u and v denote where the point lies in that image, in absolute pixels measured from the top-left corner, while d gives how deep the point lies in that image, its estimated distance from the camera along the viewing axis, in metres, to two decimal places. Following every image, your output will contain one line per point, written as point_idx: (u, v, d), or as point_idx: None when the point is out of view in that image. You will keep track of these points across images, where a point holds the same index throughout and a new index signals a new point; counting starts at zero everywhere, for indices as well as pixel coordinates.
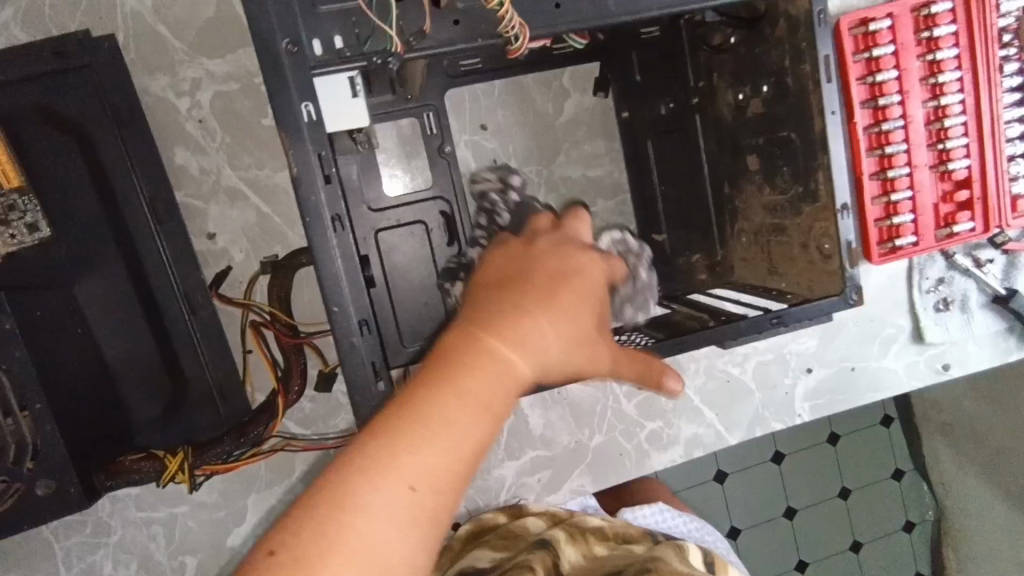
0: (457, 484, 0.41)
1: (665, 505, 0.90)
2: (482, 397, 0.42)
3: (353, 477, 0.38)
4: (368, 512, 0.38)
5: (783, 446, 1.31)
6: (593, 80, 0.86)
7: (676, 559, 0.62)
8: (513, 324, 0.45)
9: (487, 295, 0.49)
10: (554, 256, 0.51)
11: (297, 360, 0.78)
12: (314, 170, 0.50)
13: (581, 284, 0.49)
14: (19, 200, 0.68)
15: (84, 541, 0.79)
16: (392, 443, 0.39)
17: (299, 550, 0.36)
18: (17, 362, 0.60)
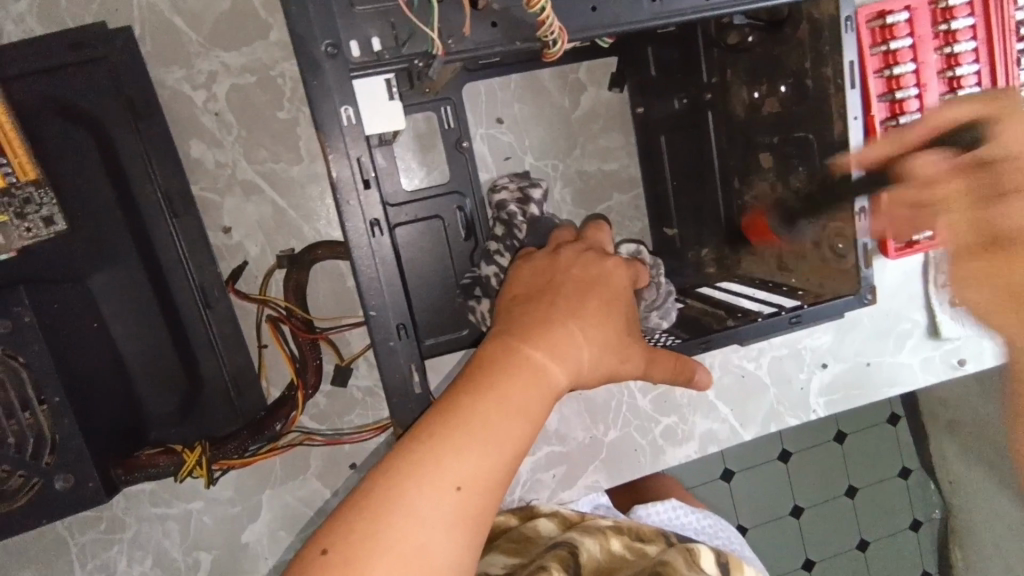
0: (495, 484, 0.46)
1: (677, 502, 0.87)
2: (517, 404, 0.48)
3: (400, 480, 0.44)
4: (415, 515, 0.43)
5: (791, 444, 1.30)
6: (609, 75, 0.85)
7: (688, 563, 0.61)
8: (541, 340, 0.51)
9: (516, 310, 0.54)
10: (576, 270, 0.57)
11: (312, 354, 0.77)
12: (354, 175, 0.52)
13: (603, 296, 0.55)
14: (35, 194, 0.66)
15: (98, 537, 0.79)
16: (434, 449, 0.45)
17: (350, 551, 0.41)
18: (36, 356, 0.60)
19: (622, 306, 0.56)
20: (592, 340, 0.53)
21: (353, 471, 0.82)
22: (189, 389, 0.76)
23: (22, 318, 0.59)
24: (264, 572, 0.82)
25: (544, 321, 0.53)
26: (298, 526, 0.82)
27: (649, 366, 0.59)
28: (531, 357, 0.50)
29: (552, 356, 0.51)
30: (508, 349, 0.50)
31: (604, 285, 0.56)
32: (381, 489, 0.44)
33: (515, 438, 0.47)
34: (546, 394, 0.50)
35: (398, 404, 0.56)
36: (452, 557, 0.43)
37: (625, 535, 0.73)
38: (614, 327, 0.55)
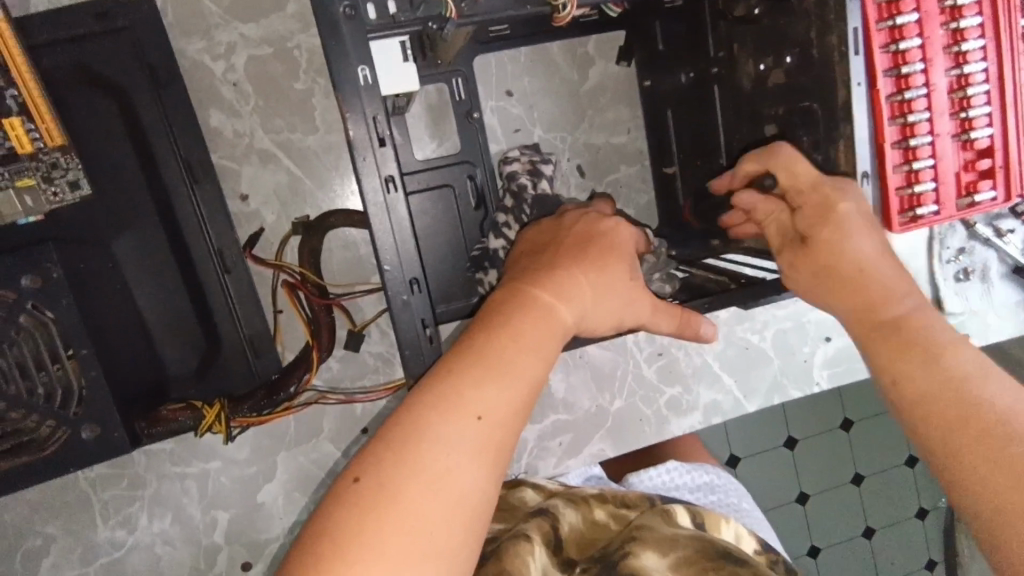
0: (514, 413, 0.50)
1: (673, 463, 0.88)
2: (532, 337, 0.53)
3: (427, 413, 0.48)
4: (442, 440, 0.47)
5: (796, 429, 1.31)
6: (617, 48, 0.88)
7: (661, 525, 0.66)
8: (548, 283, 0.56)
9: (522, 266, 0.60)
10: (577, 226, 0.63)
11: (327, 318, 0.79)
12: (370, 133, 0.54)
13: (605, 244, 0.60)
14: (61, 158, 0.68)
15: (120, 494, 0.81)
16: (457, 383, 0.49)
17: (383, 477, 0.45)
18: (64, 309, 0.63)
19: (622, 251, 0.61)
20: (596, 283, 0.58)
21: (363, 434, 0.85)
22: (207, 350, 0.79)
23: (51, 274, 0.62)
24: (279, 531, 0.85)
25: (551, 267, 0.58)
26: (311, 487, 0.85)
27: (655, 313, 0.62)
28: (539, 299, 0.55)
29: (559, 299, 0.56)
30: (522, 294, 0.56)
31: (604, 237, 0.61)
32: (408, 421, 0.48)
33: (530, 371, 0.52)
34: (555, 328, 0.54)
35: (410, 358, 0.58)
36: (477, 478, 0.47)
37: (609, 504, 0.76)
38: (617, 271, 0.59)
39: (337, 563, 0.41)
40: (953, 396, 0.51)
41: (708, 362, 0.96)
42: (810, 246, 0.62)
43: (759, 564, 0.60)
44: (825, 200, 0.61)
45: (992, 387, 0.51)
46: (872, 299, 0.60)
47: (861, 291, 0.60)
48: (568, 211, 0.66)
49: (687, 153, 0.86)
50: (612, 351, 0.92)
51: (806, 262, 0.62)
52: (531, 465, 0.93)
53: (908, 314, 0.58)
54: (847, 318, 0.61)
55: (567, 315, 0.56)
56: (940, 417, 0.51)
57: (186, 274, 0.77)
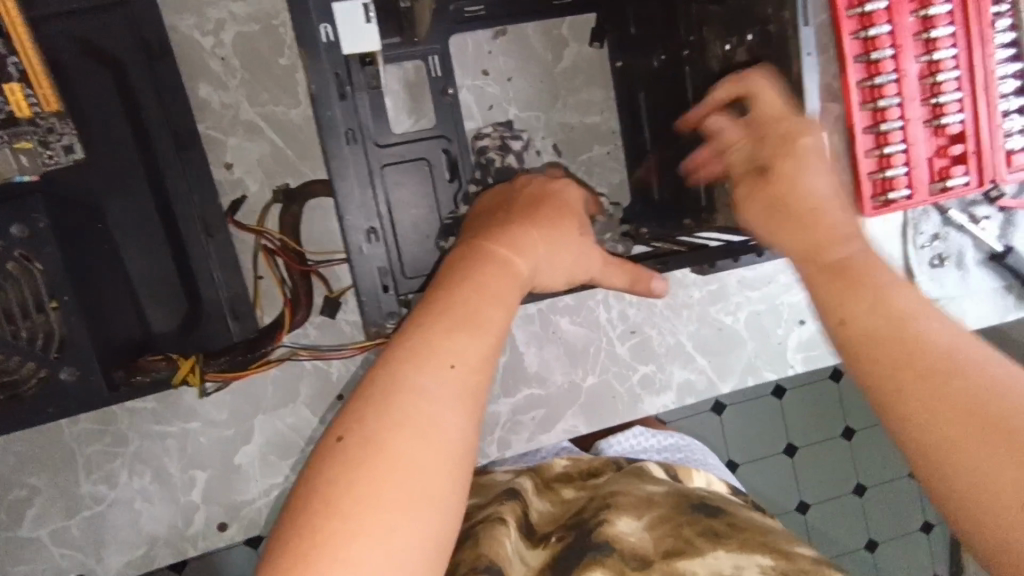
0: (485, 362, 0.52)
1: (638, 429, 0.94)
2: (497, 290, 0.55)
3: (401, 367, 0.49)
4: (421, 391, 0.48)
5: (796, 437, 1.30)
6: (590, 30, 0.90)
7: (633, 486, 0.69)
8: (502, 240, 0.59)
9: (477, 227, 0.63)
10: (527, 189, 0.66)
11: (304, 285, 0.82)
12: (331, 87, 0.57)
13: (557, 203, 0.64)
14: (57, 123, 0.73)
15: (103, 450, 0.84)
16: (426, 337, 0.50)
17: (366, 431, 0.45)
18: (50, 258, 0.66)
19: (570, 210, 0.65)
20: (548, 238, 0.61)
21: (337, 400, 0.88)
22: (190, 310, 0.83)
23: (38, 224, 0.66)
24: (256, 493, 0.88)
25: (504, 226, 0.60)
26: (287, 451, 0.88)
27: (606, 268, 0.65)
28: (496, 254, 0.58)
29: (515, 252, 0.58)
30: (482, 252, 0.58)
31: (554, 198, 0.65)
32: (384, 380, 0.48)
33: (496, 321, 0.54)
34: (513, 281, 0.57)
35: (368, 306, 0.61)
36: (460, 425, 0.48)
37: (576, 480, 0.81)
38: (567, 232, 0.63)
39: (331, 518, 0.42)
40: (896, 330, 0.49)
41: (682, 342, 0.97)
42: (769, 176, 0.68)
43: (730, 514, 0.62)
44: (790, 130, 0.67)
45: (903, 302, 0.51)
46: (818, 243, 0.62)
47: (811, 226, 0.64)
48: (519, 177, 0.69)
49: (657, 132, 0.88)
50: (586, 327, 0.95)
51: (753, 190, 0.69)
52: (504, 439, 0.94)
53: (849, 258, 0.59)
54: (794, 256, 0.64)
55: (523, 267, 0.58)
56: (878, 349, 0.49)
57: (170, 236, 0.81)
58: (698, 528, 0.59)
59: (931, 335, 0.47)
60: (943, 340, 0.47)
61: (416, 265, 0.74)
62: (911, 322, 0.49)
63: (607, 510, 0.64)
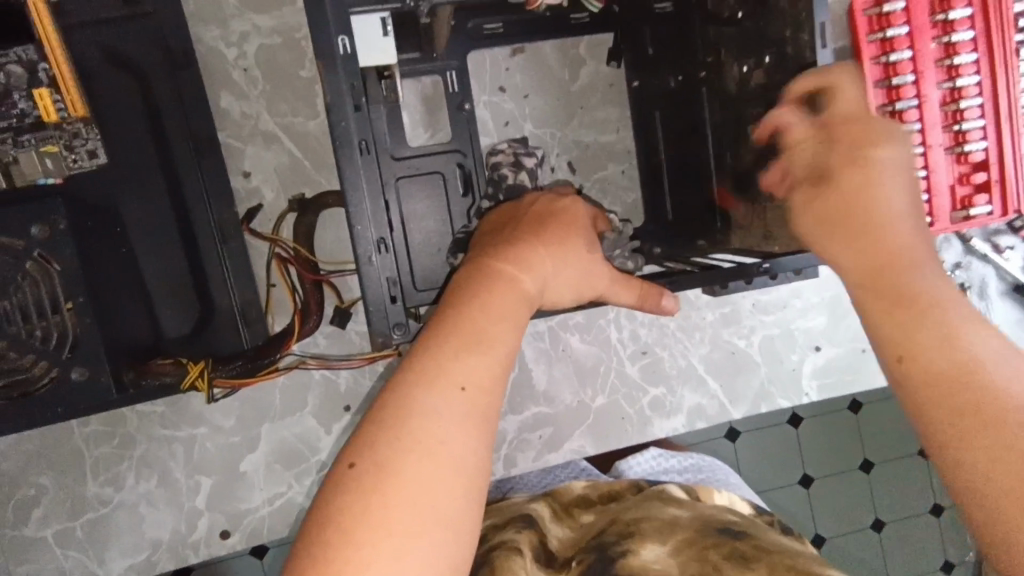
0: (494, 380, 0.51)
1: (656, 451, 0.94)
2: (506, 307, 0.55)
3: (410, 389, 0.48)
4: (431, 413, 0.47)
5: (813, 469, 1.27)
6: (606, 50, 0.91)
7: (659, 510, 0.68)
8: (509, 256, 0.58)
9: (485, 244, 0.63)
10: (532, 207, 0.66)
11: (316, 294, 0.83)
12: (345, 99, 0.57)
13: (564, 219, 0.65)
14: (82, 129, 0.75)
15: (110, 452, 0.85)
16: (435, 358, 0.50)
17: (376, 456, 0.45)
18: (67, 259, 0.67)
19: (579, 227, 0.65)
20: (555, 252, 0.61)
21: (346, 413, 0.88)
22: (201, 315, 0.84)
23: (57, 225, 0.67)
24: (259, 501, 0.88)
25: (511, 242, 0.61)
26: (292, 460, 0.88)
27: (614, 285, 0.65)
28: (502, 271, 0.57)
29: (521, 269, 0.58)
30: (489, 270, 0.57)
31: (560, 215, 0.66)
32: (394, 403, 0.48)
33: (506, 338, 0.53)
34: (521, 297, 0.57)
35: (374, 317, 0.61)
36: (472, 445, 0.48)
37: (597, 504, 0.81)
38: (576, 248, 0.63)
39: (342, 546, 0.41)
40: (960, 382, 0.46)
41: (693, 365, 0.96)
42: (829, 184, 0.57)
43: (756, 537, 0.60)
44: (865, 133, 0.58)
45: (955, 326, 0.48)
46: (880, 266, 0.53)
47: (869, 251, 0.54)
48: (527, 197, 0.69)
49: (672, 153, 0.87)
50: (596, 346, 0.94)
51: (814, 200, 0.58)
52: (510, 457, 0.93)
53: (923, 285, 0.51)
54: (852, 275, 0.55)
55: (532, 284, 0.58)
56: (936, 396, 0.46)
57: (186, 242, 0.82)
58: (724, 552, 0.57)
59: (992, 376, 0.45)
60: (992, 372, 0.45)
61: (427, 279, 0.74)
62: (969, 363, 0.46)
63: (631, 538, 0.63)
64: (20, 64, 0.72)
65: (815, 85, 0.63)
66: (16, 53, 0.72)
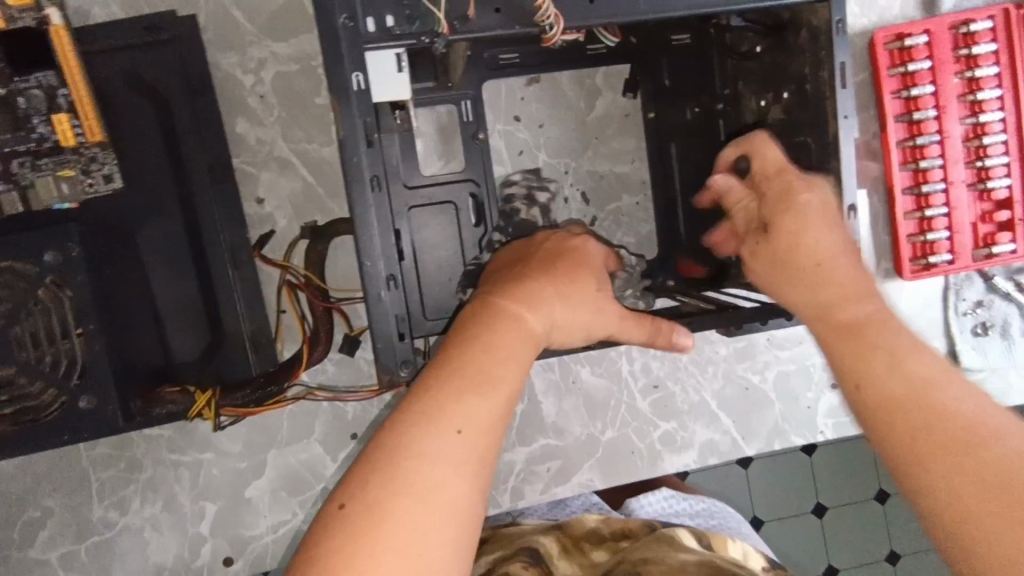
0: (494, 423, 0.50)
1: (669, 492, 0.97)
2: (510, 348, 0.54)
3: (408, 429, 0.48)
4: (426, 455, 0.47)
5: (827, 499, 1.24)
6: (623, 80, 0.88)
7: (666, 555, 0.66)
8: (517, 296, 0.58)
9: (494, 280, 0.62)
10: (544, 245, 0.67)
11: (325, 323, 0.82)
12: (359, 134, 0.57)
13: (572, 258, 0.64)
14: (99, 153, 0.76)
15: (116, 475, 0.85)
16: (435, 398, 0.50)
17: (368, 499, 0.45)
18: (79, 286, 0.68)
19: (587, 265, 0.65)
20: (564, 292, 0.60)
21: (352, 440, 0.87)
22: (212, 341, 0.83)
23: (71, 252, 0.67)
24: (264, 528, 0.87)
25: (519, 281, 0.60)
26: (297, 487, 0.87)
27: (624, 322, 0.63)
28: (510, 311, 0.57)
29: (529, 308, 0.57)
30: (496, 309, 0.57)
31: (569, 253, 0.65)
32: (390, 442, 0.48)
33: (509, 379, 0.52)
34: (528, 338, 0.56)
35: (382, 353, 0.60)
36: (466, 489, 0.47)
37: (609, 543, 0.80)
38: (585, 286, 0.62)
39: None
40: (914, 401, 0.49)
41: (705, 400, 0.94)
42: (771, 233, 0.66)
43: None
44: (786, 186, 0.67)
45: (912, 364, 0.51)
46: (831, 309, 0.59)
47: (820, 290, 0.61)
48: (540, 235, 0.70)
49: (689, 185, 0.86)
50: (607, 378, 0.92)
51: (760, 250, 0.67)
52: (517, 489, 0.92)
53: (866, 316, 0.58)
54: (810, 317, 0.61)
55: (539, 325, 0.57)
56: (906, 424, 0.48)
57: (198, 267, 0.82)
58: None
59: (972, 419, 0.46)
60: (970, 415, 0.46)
61: (438, 309, 0.74)
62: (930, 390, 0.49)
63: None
64: (41, 89, 0.73)
65: (738, 151, 0.72)
66: (37, 78, 0.72)
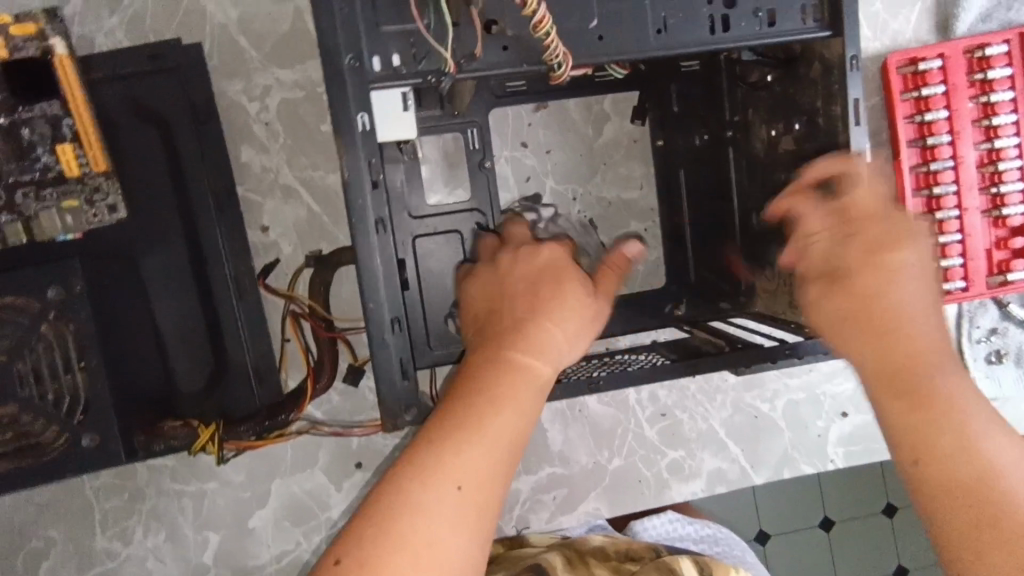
0: (494, 475, 0.51)
1: (673, 515, 1.01)
2: (513, 398, 0.53)
3: (405, 483, 0.49)
4: (422, 511, 0.48)
5: (833, 512, 1.25)
6: (632, 107, 0.86)
7: None
8: (520, 340, 0.57)
9: (490, 312, 0.61)
10: (517, 271, 0.62)
11: (331, 352, 0.82)
12: (364, 175, 0.56)
13: (557, 276, 0.61)
14: (104, 183, 0.75)
15: (119, 506, 0.84)
16: (434, 451, 0.50)
17: (363, 555, 0.46)
18: (82, 322, 0.67)
19: (572, 278, 0.62)
20: (563, 324, 0.59)
21: (357, 470, 0.86)
22: (216, 370, 0.83)
23: (74, 288, 0.67)
24: (267, 558, 0.86)
25: (519, 320, 0.58)
26: (302, 517, 0.86)
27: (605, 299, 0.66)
28: (512, 357, 0.55)
29: (531, 352, 0.56)
30: (499, 354, 0.56)
31: (551, 269, 0.62)
32: (388, 496, 0.49)
33: (511, 430, 0.52)
34: (533, 385, 0.55)
35: (386, 396, 0.59)
36: (463, 544, 0.48)
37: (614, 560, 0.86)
38: (580, 309, 0.60)
39: None
40: (972, 485, 0.49)
41: (713, 428, 0.93)
42: (854, 272, 0.58)
43: None
44: (882, 236, 0.59)
45: (982, 443, 0.50)
46: (898, 366, 0.54)
47: (890, 351, 0.55)
48: (502, 259, 0.64)
49: (698, 212, 0.85)
50: (614, 407, 0.91)
51: (838, 293, 0.59)
52: (522, 517, 0.91)
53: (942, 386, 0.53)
54: (868, 372, 0.56)
55: (543, 367, 0.56)
56: (957, 505, 0.49)
57: (202, 296, 0.82)
58: None
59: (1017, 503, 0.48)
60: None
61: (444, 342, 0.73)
62: (997, 481, 0.49)
63: None
64: (45, 118, 0.73)
65: (834, 173, 0.63)
66: (41, 108, 0.72)
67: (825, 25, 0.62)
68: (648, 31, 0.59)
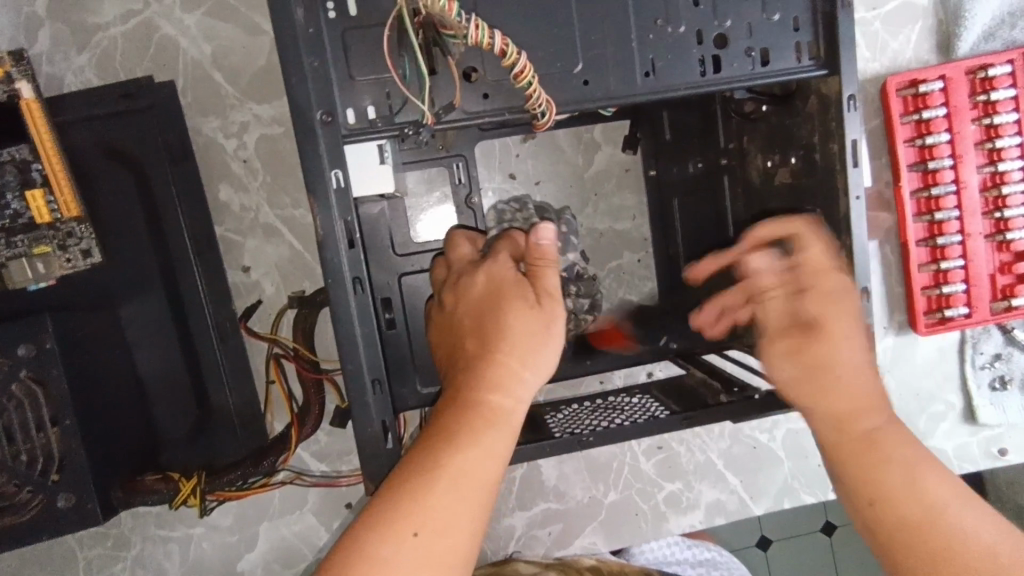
0: (459, 523, 0.48)
1: (676, 540, 1.05)
2: (477, 441, 0.51)
3: (366, 535, 0.47)
4: (383, 564, 0.46)
5: (836, 517, 1.27)
6: (623, 136, 0.84)
7: None
8: (481, 381, 0.53)
9: (451, 353, 0.58)
10: (460, 308, 0.58)
11: (316, 394, 0.79)
12: (338, 235, 0.53)
13: (500, 303, 0.55)
14: (76, 228, 0.72)
15: (104, 553, 0.82)
16: (394, 500, 0.48)
17: None
18: (53, 379, 0.65)
19: (517, 299, 0.55)
20: (517, 355, 0.54)
21: (347, 510, 0.84)
22: (200, 414, 0.81)
23: (45, 345, 0.65)
24: None
25: (474, 358, 0.55)
26: (291, 559, 0.84)
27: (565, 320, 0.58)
28: (475, 399, 0.52)
29: (491, 390, 0.53)
30: (464, 395, 0.53)
31: (494, 294, 0.56)
32: (349, 550, 0.47)
33: (475, 475, 0.50)
34: (498, 427, 0.52)
35: (368, 458, 0.57)
36: None
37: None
38: (526, 334, 0.55)
39: None
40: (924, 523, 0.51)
41: (711, 459, 0.91)
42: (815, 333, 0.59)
43: None
44: (835, 290, 0.60)
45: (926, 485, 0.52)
46: (845, 416, 0.57)
47: (834, 399, 0.57)
48: (444, 297, 0.59)
49: (693, 241, 0.82)
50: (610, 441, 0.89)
51: (796, 352, 0.59)
52: (517, 552, 0.90)
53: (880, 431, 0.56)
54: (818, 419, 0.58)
55: (505, 403, 0.53)
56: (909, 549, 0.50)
57: (183, 340, 0.79)
58: None
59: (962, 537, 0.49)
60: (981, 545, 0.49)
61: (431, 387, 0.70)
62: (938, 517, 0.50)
63: None
64: (13, 163, 0.71)
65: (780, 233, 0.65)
66: (9, 153, 0.70)
67: (820, 64, 0.59)
68: (634, 73, 0.56)
